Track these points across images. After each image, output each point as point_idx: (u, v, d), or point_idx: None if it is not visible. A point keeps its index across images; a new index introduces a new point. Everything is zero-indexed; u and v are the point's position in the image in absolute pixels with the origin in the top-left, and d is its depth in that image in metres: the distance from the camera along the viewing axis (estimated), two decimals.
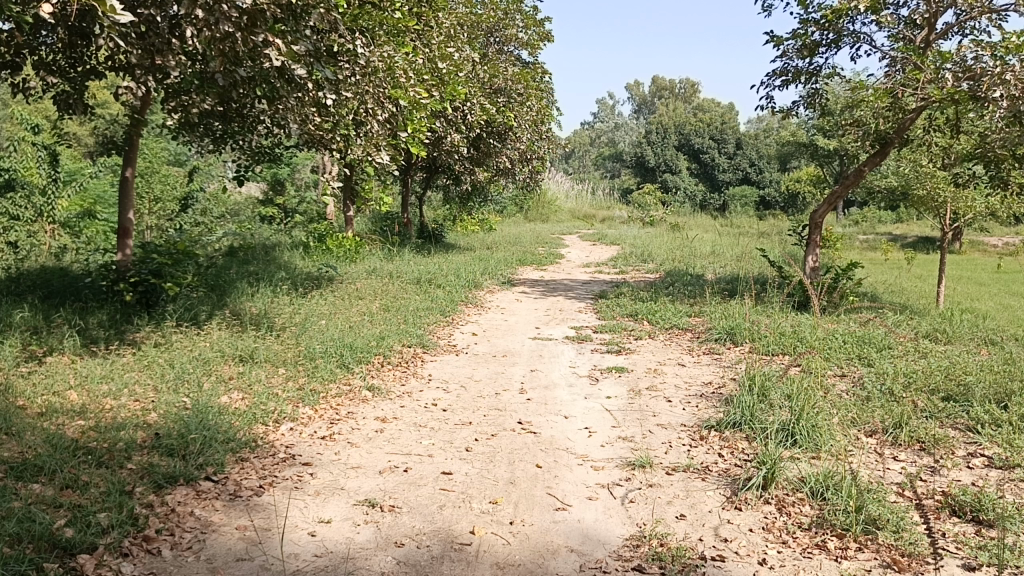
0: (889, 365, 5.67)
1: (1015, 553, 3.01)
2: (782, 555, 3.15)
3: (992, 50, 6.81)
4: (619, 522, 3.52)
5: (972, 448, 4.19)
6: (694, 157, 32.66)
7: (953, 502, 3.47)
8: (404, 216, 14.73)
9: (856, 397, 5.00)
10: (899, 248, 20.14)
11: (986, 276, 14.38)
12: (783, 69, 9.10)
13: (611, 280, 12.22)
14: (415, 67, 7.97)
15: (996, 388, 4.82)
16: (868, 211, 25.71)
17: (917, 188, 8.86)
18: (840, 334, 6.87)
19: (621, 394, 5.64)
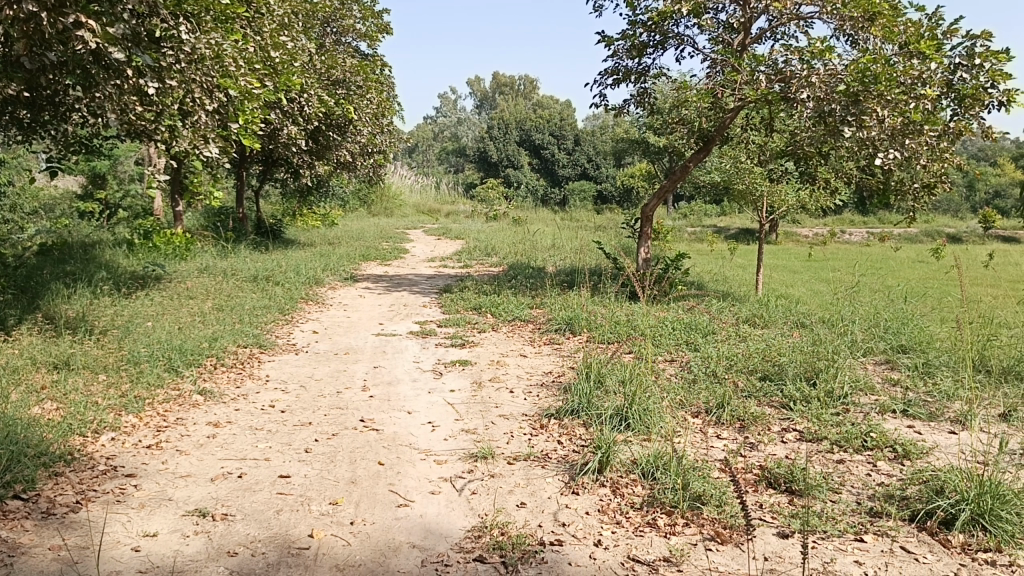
0: (712, 349, 6.04)
1: (822, 518, 3.27)
2: (616, 535, 3.28)
3: (800, 54, 7.36)
4: (460, 514, 3.54)
5: (786, 424, 4.52)
6: (535, 152, 33.34)
7: (769, 475, 3.73)
8: (239, 211, 14.15)
9: (683, 379, 5.29)
10: (723, 240, 21.48)
11: (799, 265, 15.59)
12: (614, 69, 9.45)
13: (454, 274, 12.29)
14: (246, 55, 7.65)
15: (805, 366, 5.23)
16: (696, 205, 27.20)
17: (737, 184, 9.31)
18: (671, 321, 7.23)
19: (464, 387, 5.67)
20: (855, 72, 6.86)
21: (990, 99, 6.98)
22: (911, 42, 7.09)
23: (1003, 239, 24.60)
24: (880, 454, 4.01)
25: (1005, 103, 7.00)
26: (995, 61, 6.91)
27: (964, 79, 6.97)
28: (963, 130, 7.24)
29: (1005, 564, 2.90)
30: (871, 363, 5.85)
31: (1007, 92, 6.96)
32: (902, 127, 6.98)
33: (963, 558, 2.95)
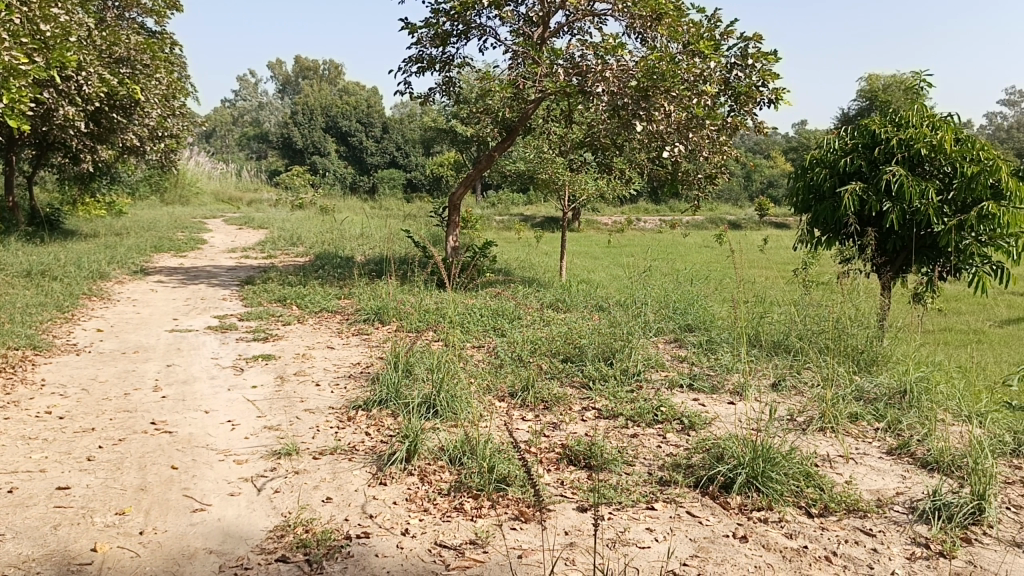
0: (517, 334, 6.21)
1: (618, 491, 3.44)
2: (423, 523, 3.29)
3: (595, 49, 7.68)
4: (262, 515, 3.41)
5: (586, 403, 4.74)
6: (341, 139, 32.64)
7: (569, 452, 3.89)
8: (9, 199, 12.79)
9: (490, 364, 5.40)
10: (529, 228, 22.16)
11: (598, 251, 16.35)
12: (418, 57, 9.43)
13: (257, 265, 11.80)
14: (10, 27, 6.90)
15: (603, 347, 5.50)
16: (503, 194, 27.82)
17: (540, 173, 9.84)
18: (478, 308, 7.34)
19: (267, 382, 5.46)
20: (644, 69, 7.27)
21: (761, 97, 7.66)
22: (692, 42, 7.61)
23: (776, 225, 27.07)
24: (669, 427, 4.29)
25: (773, 101, 7.69)
26: (765, 62, 7.57)
27: (739, 78, 7.58)
28: (740, 125, 7.87)
29: (776, 520, 3.20)
30: (662, 342, 6.27)
31: (776, 91, 7.65)
32: (687, 121, 7.56)
33: (740, 517, 3.23)
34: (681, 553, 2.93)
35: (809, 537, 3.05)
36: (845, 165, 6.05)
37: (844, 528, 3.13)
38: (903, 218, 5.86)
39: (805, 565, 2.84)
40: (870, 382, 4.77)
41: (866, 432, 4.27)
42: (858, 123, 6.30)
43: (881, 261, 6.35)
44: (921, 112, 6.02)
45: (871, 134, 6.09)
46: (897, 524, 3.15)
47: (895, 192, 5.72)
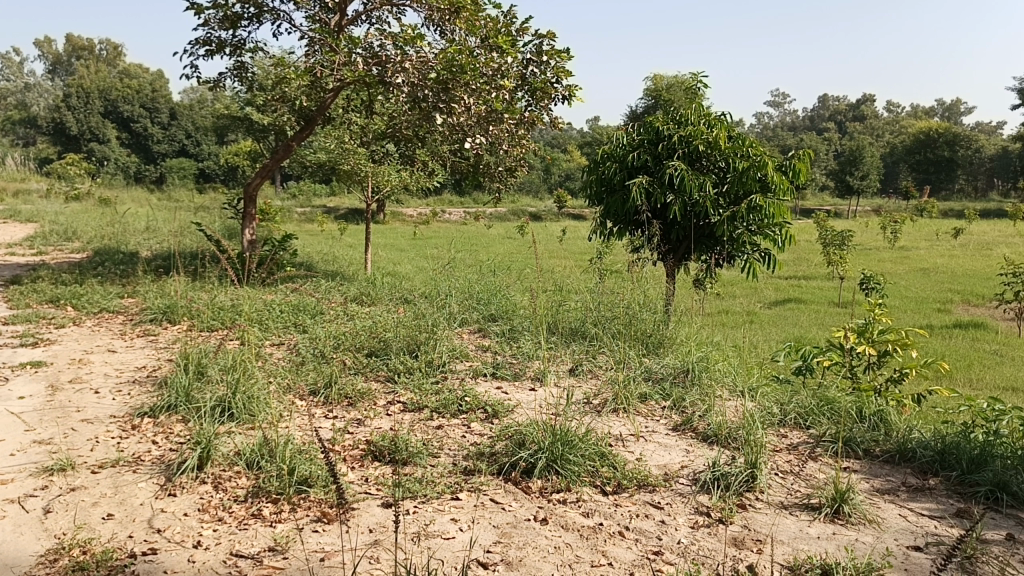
0: (320, 330, 6.03)
1: (423, 483, 3.43)
2: (217, 533, 3.11)
3: (393, 40, 7.60)
4: (31, 539, 3.08)
5: (390, 397, 4.69)
6: (123, 125, 30.29)
7: (374, 448, 3.83)
8: None
9: (290, 362, 5.21)
10: (331, 221, 21.71)
11: (402, 244, 16.29)
12: (206, 39, 8.89)
13: (25, 262, 10.67)
14: None
15: (407, 340, 5.47)
16: (303, 185, 27.02)
17: (341, 163, 9.81)
18: (277, 304, 7.06)
19: (37, 393, 4.95)
20: (444, 61, 7.26)
21: (556, 93, 7.92)
22: (490, 36, 7.72)
23: (572, 217, 28.25)
24: (473, 417, 4.34)
25: (567, 97, 7.98)
26: (559, 59, 7.84)
27: (535, 74, 7.79)
28: (536, 120, 8.10)
29: (574, 500, 3.32)
30: (467, 333, 6.35)
31: (569, 87, 7.94)
32: (486, 114, 7.66)
33: (541, 500, 3.32)
34: (485, 540, 2.97)
35: (604, 514, 3.20)
36: (632, 159, 6.39)
37: (636, 503, 3.31)
38: (685, 209, 6.29)
39: (601, 542, 2.97)
40: (657, 363, 5.08)
41: (655, 411, 4.54)
42: (644, 120, 6.67)
43: (665, 250, 6.78)
44: (699, 111, 6.49)
45: (656, 130, 6.48)
46: (681, 496, 3.38)
47: (678, 185, 6.12)
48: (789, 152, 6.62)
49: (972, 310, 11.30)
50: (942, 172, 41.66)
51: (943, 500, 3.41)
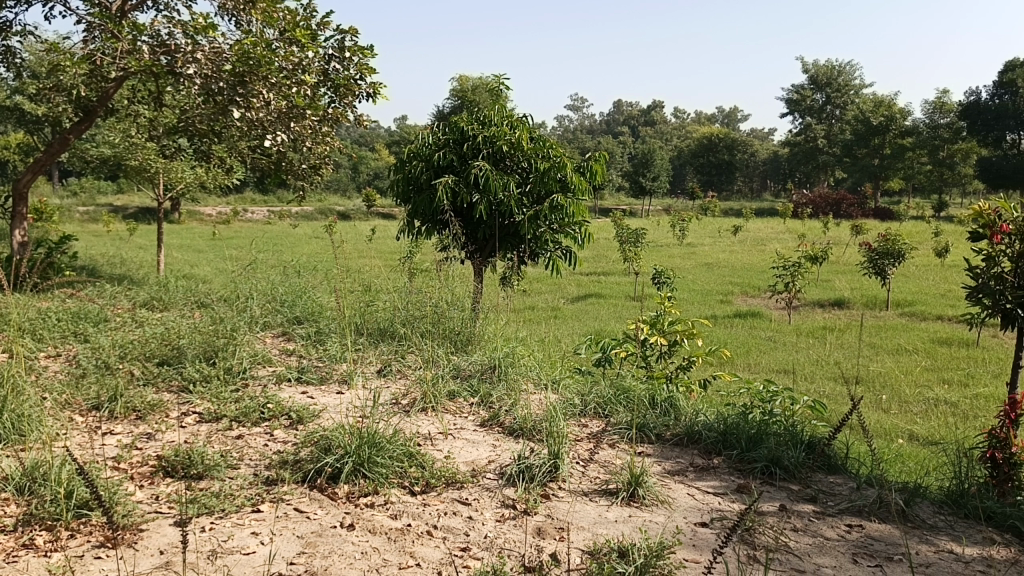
0: (104, 338, 5.56)
1: (221, 496, 3.24)
2: None
3: (183, 28, 7.15)
4: None
5: (185, 408, 4.41)
6: None
7: (166, 463, 3.57)
8: None
9: (70, 376, 4.76)
10: (119, 221, 20.19)
11: (199, 244, 15.43)
12: None
13: None
14: None
15: (204, 346, 5.17)
16: (84, 181, 24.89)
17: (129, 159, 9.21)
18: (54, 311, 6.45)
19: None
20: (238, 53, 6.83)
21: (359, 90, 7.80)
22: (289, 29, 7.43)
23: (381, 216, 28.04)
24: (276, 424, 4.18)
25: (371, 95, 7.87)
26: (362, 56, 7.72)
27: (337, 70, 7.64)
28: (340, 116, 7.95)
29: (381, 503, 3.28)
30: (269, 337, 6.11)
31: (373, 84, 7.83)
32: (287, 110, 7.38)
33: (347, 506, 3.25)
34: (287, 552, 2.85)
35: (412, 515, 3.17)
36: (438, 158, 6.39)
37: (443, 501, 3.32)
38: (491, 208, 6.39)
39: (409, 543, 2.95)
40: (465, 360, 5.13)
41: (463, 408, 4.58)
42: (448, 119, 6.70)
43: (472, 249, 6.85)
44: (502, 112, 6.63)
45: (460, 130, 6.53)
46: (488, 490, 3.42)
47: (483, 185, 6.20)
48: (587, 153, 6.91)
49: (750, 301, 12.36)
50: (723, 174, 45.23)
51: (726, 477, 3.68)
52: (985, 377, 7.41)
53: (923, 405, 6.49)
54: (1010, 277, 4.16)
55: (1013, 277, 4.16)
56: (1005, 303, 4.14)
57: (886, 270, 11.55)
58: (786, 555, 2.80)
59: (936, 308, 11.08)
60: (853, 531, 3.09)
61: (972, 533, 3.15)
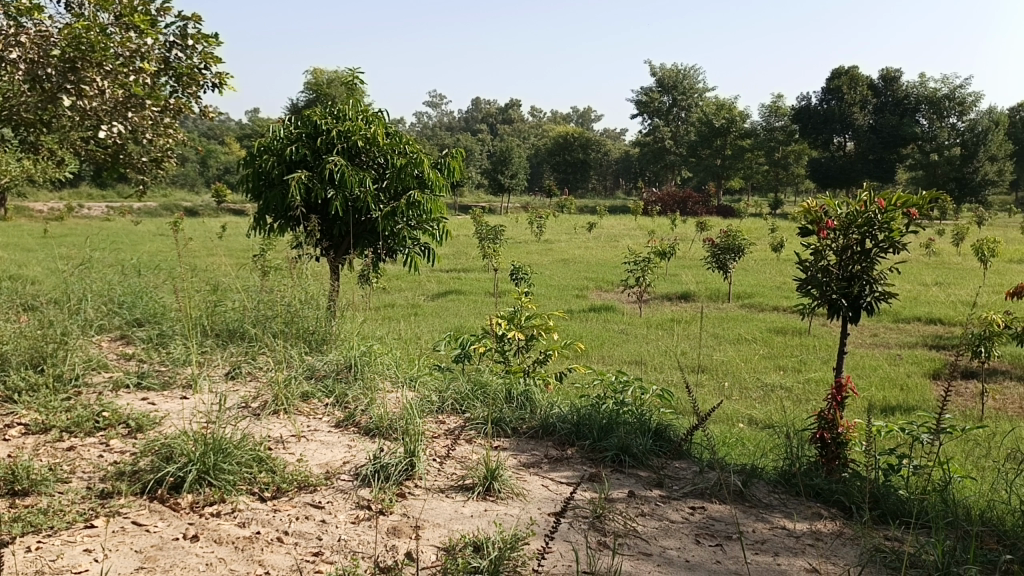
0: None
1: (50, 513, 2.99)
2: None
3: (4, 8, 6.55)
4: None
5: (8, 420, 4.05)
6: None
7: None
8: None
9: None
10: None
11: (26, 243, 14.28)
12: None
13: None
14: None
15: (30, 352, 4.78)
16: None
17: None
18: None
19: None
20: (69, 36, 5.69)
21: (204, 80, 7.45)
22: (124, 13, 6.96)
23: (232, 213, 26.97)
24: (113, 433, 3.91)
25: (217, 85, 7.52)
26: (206, 45, 7.36)
27: (180, 58, 7.25)
28: (183, 107, 7.55)
29: (229, 512, 3.14)
30: (107, 341, 5.74)
31: (219, 75, 7.49)
32: (125, 100, 6.50)
33: (191, 516, 3.08)
34: (124, 568, 2.67)
35: (262, 522, 3.06)
36: (290, 152, 6.18)
37: (295, 506, 3.22)
38: (346, 205, 6.26)
39: (257, 551, 2.84)
40: (320, 360, 5.00)
41: (317, 409, 4.47)
42: (301, 113, 6.51)
43: (326, 246, 6.69)
44: (356, 107, 6.51)
45: (313, 124, 6.35)
46: (342, 493, 3.35)
47: (338, 181, 6.05)
48: (443, 150, 6.90)
49: (604, 296, 12.74)
50: (578, 172, 46.41)
51: (578, 466, 3.77)
52: (816, 363, 7.97)
53: (761, 390, 6.91)
54: (834, 270, 4.49)
55: (838, 269, 4.49)
56: (831, 293, 4.47)
57: (728, 265, 12.21)
58: (634, 540, 2.90)
59: (773, 300, 11.83)
60: (696, 513, 3.23)
61: (802, 510, 3.37)
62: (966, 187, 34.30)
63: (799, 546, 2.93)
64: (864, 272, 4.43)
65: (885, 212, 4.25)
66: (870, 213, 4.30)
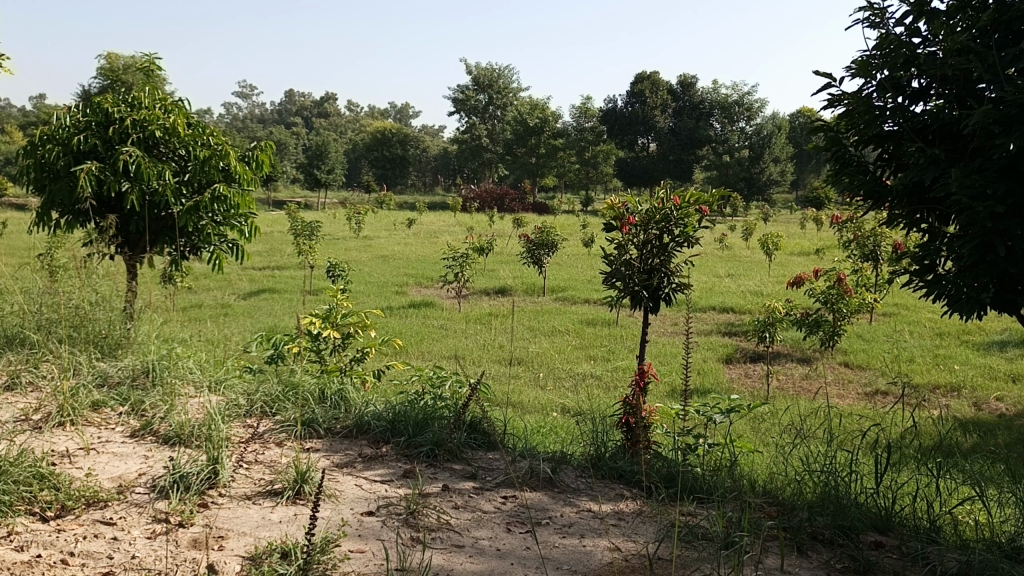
0: None
1: None
2: None
3: None
4: None
5: None
6: None
7: None
8: None
9: None
10: None
11: None
12: None
13: None
14: None
15: None
16: None
17: None
18: None
19: None
20: None
21: None
22: None
23: (13, 208, 24.52)
24: None
25: None
26: None
27: None
28: None
29: (3, 535, 2.83)
30: None
31: None
32: None
33: None
34: None
35: (43, 544, 2.79)
36: (78, 141, 5.68)
37: (83, 524, 2.97)
38: (142, 199, 5.85)
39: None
40: (113, 366, 4.64)
41: (110, 419, 4.14)
42: (89, 99, 6.01)
43: (120, 243, 6.22)
44: (153, 95, 6.10)
45: (104, 112, 5.87)
46: (138, 507, 3.12)
47: (133, 173, 5.63)
48: (252, 143, 6.63)
49: (423, 292, 12.74)
50: (396, 168, 46.10)
51: (392, 464, 3.73)
52: (623, 352, 8.39)
53: (573, 380, 7.18)
54: (636, 263, 4.72)
55: (639, 263, 4.72)
56: (634, 285, 4.70)
57: (543, 260, 12.58)
58: (447, 533, 2.92)
59: (584, 293, 12.33)
60: (508, 502, 3.30)
61: (607, 492, 3.53)
62: (754, 186, 37.39)
63: (603, 527, 3.06)
64: (663, 265, 4.69)
65: (679, 209, 4.57)
66: (667, 210, 4.58)
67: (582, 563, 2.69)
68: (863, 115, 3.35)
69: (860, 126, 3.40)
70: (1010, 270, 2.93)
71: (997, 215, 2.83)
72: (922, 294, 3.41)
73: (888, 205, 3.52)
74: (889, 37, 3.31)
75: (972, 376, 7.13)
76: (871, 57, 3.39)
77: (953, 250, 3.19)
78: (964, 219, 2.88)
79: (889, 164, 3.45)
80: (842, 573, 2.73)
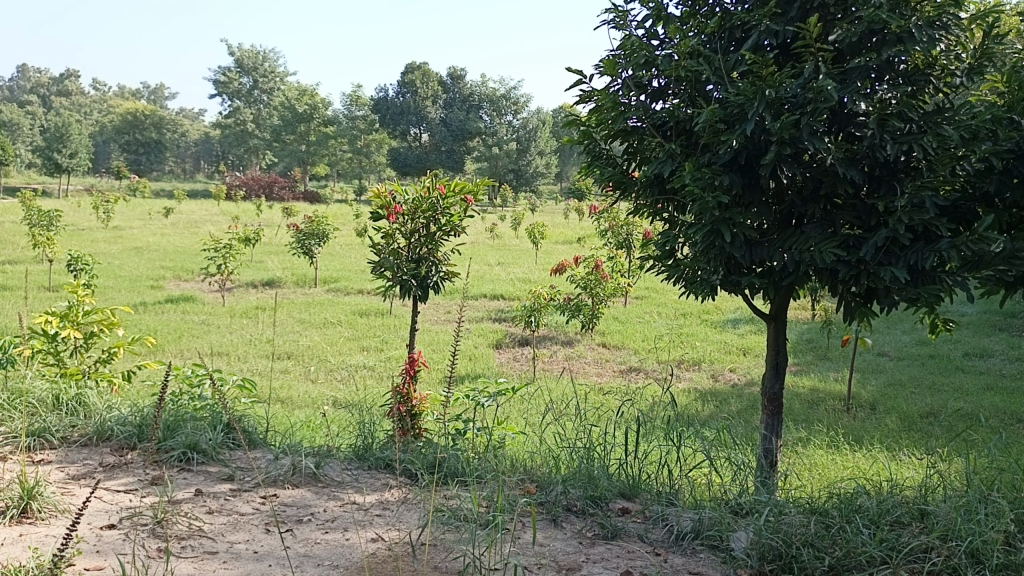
0: None
1: None
2: None
3: None
4: None
5: None
6: None
7: None
8: None
9: None
10: None
11: None
12: None
13: None
14: None
15: None
16: None
17: None
18: None
19: None
20: None
21: None
22: None
23: None
24: None
25: None
26: None
27: None
28: None
29: None
30: None
31: None
32: None
33: None
34: None
35: None
36: None
37: None
38: None
39: None
40: None
41: None
42: None
43: None
44: None
45: None
46: None
47: None
48: None
49: (183, 286, 11.95)
50: (151, 152, 42.82)
51: (138, 471, 3.46)
52: (396, 341, 8.36)
53: (346, 371, 7.07)
54: (404, 252, 4.70)
55: (407, 252, 4.70)
56: (403, 274, 4.66)
57: (313, 250, 12.22)
58: (199, 540, 2.75)
59: (357, 283, 12.16)
60: (267, 502, 3.17)
61: (373, 482, 3.50)
62: (521, 178, 38.87)
63: (367, 518, 3.03)
64: (430, 254, 4.72)
65: (444, 198, 4.60)
66: (433, 200, 4.59)
67: (344, 557, 2.65)
68: (610, 110, 3.54)
69: (608, 121, 3.59)
70: (735, 254, 3.21)
71: (723, 204, 3.10)
72: (663, 277, 3.69)
73: (633, 196, 3.76)
74: (631, 38, 3.52)
75: (710, 352, 7.87)
76: (616, 57, 3.59)
77: (688, 237, 3.47)
78: (696, 208, 3.12)
79: (634, 157, 3.68)
80: (593, 540, 2.90)
